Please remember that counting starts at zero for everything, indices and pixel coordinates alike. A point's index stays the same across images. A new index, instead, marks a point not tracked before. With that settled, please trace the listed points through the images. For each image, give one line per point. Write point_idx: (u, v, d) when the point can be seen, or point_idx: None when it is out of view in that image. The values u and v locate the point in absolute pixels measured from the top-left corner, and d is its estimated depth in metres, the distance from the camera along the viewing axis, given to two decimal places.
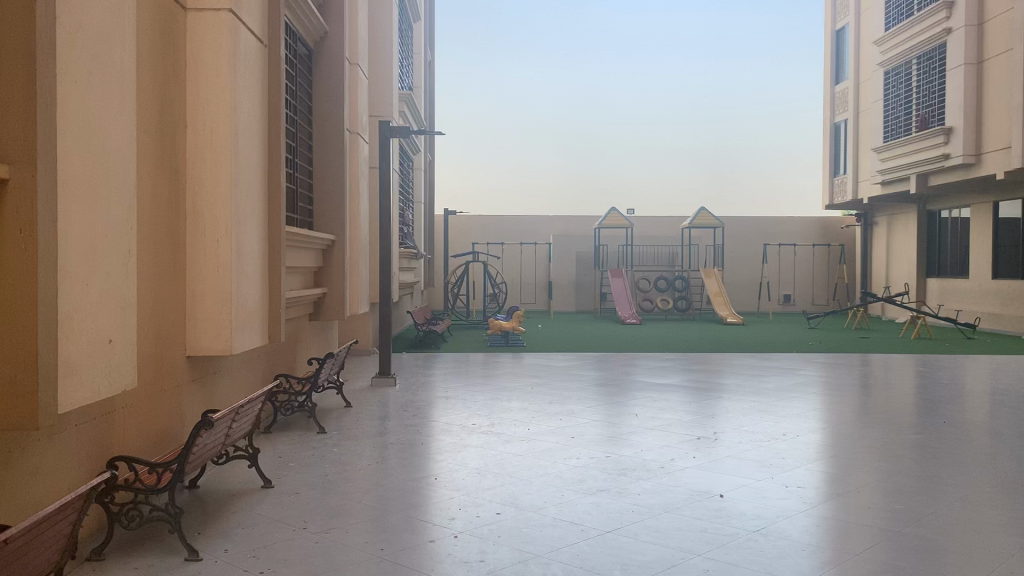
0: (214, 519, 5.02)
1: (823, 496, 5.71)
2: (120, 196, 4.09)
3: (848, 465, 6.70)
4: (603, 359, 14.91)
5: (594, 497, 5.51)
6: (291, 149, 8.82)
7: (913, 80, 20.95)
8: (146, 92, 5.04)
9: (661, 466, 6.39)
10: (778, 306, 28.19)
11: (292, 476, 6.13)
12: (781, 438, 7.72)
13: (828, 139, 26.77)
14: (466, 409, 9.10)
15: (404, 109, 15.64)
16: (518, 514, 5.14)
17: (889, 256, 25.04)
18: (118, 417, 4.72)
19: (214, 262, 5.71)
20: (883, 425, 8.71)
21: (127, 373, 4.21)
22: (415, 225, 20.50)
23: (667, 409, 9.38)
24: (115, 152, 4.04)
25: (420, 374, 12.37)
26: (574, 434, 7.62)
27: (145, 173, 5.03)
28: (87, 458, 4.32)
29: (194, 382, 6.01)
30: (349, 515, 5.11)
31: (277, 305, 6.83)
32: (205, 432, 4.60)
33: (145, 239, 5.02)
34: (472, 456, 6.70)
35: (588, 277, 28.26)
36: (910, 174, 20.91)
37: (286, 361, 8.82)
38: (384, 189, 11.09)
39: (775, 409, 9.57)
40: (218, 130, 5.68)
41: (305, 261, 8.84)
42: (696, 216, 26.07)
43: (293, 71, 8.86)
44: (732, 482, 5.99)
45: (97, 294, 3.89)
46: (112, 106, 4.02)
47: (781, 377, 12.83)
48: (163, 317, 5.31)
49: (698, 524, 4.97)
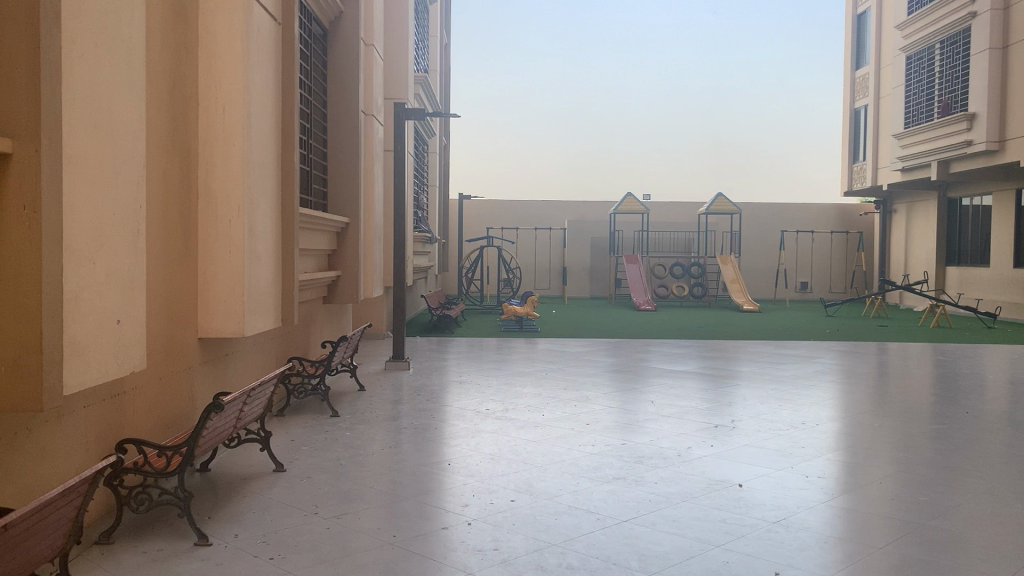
0: (225, 504, 4.96)
1: (844, 487, 5.59)
2: (128, 173, 4.00)
3: (868, 455, 6.57)
4: (618, 345, 14.81)
5: (610, 485, 5.42)
6: (304, 129, 8.69)
7: (936, 65, 20.62)
8: (156, 68, 4.94)
9: (677, 453, 6.29)
10: (795, 293, 27.97)
11: (304, 459, 6.07)
12: (800, 427, 7.59)
13: (847, 125, 26.42)
14: (480, 393, 9.02)
15: (419, 91, 15.49)
16: (533, 501, 5.04)
17: (909, 244, 24.74)
18: (128, 399, 4.66)
19: (226, 242, 5.63)
20: (904, 415, 8.57)
21: (136, 354, 4.14)
22: (429, 209, 20.39)
23: (682, 396, 9.27)
24: (124, 128, 3.95)
25: (433, 358, 12.33)
26: (589, 420, 7.53)
27: (157, 152, 4.96)
28: (96, 440, 4.26)
29: (206, 364, 5.94)
30: (360, 501, 5.03)
31: (291, 287, 6.75)
32: (215, 414, 4.52)
33: (156, 218, 4.94)
34: (485, 442, 6.62)
35: (603, 263, 28.11)
36: (932, 160, 20.61)
37: (299, 345, 8.75)
38: (399, 172, 10.97)
39: (793, 398, 9.43)
40: (231, 108, 5.57)
41: (320, 243, 8.77)
42: (713, 202, 25.83)
43: (307, 50, 8.75)
44: (751, 471, 5.87)
45: (105, 274, 3.81)
46: (121, 79, 3.92)
47: (798, 366, 12.69)
48: (174, 299, 5.25)
49: (717, 514, 4.86)
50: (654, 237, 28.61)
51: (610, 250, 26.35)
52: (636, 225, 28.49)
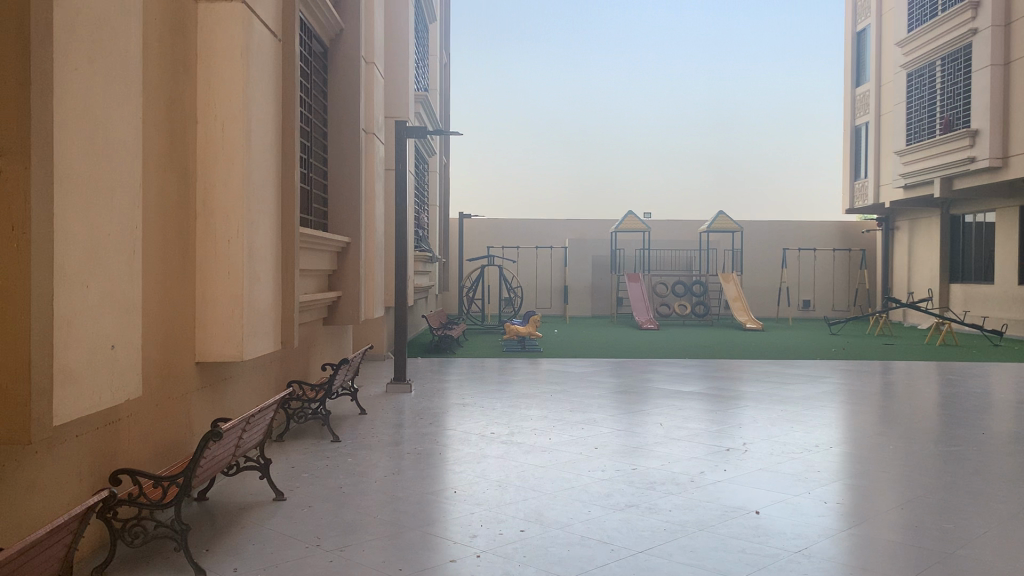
0: (223, 535, 4.77)
1: (864, 513, 5.41)
2: (124, 191, 3.84)
3: (886, 479, 6.38)
4: (621, 365, 14.62)
5: (622, 513, 5.23)
6: (304, 148, 8.54)
7: (937, 82, 20.57)
8: (154, 84, 4.79)
9: (690, 479, 6.10)
10: (797, 311, 27.81)
11: (305, 488, 5.88)
12: (813, 450, 7.41)
13: (848, 143, 26.37)
14: (484, 417, 8.84)
15: (419, 110, 15.40)
16: (544, 531, 4.85)
17: (911, 261, 24.62)
18: (123, 426, 4.49)
19: (226, 264, 5.47)
20: (917, 436, 8.39)
21: (132, 380, 3.96)
22: (430, 229, 20.28)
23: (691, 418, 9.08)
24: (120, 146, 3.80)
25: (434, 379, 12.14)
26: (597, 444, 7.34)
27: (155, 171, 4.81)
28: (89, 471, 4.09)
29: (204, 389, 5.77)
30: (364, 532, 4.84)
31: (291, 308, 6.58)
32: (214, 443, 4.34)
33: (153, 239, 4.78)
34: (491, 468, 6.44)
35: (604, 282, 27.94)
36: (934, 177, 20.51)
37: (299, 368, 8.58)
38: (401, 190, 10.83)
39: (802, 419, 9.25)
40: (231, 126, 5.44)
41: (320, 264, 8.61)
42: (715, 220, 25.69)
43: (308, 68, 8.63)
44: (767, 497, 5.70)
45: (99, 297, 3.64)
46: (116, 95, 3.77)
47: (806, 385, 12.50)
48: (171, 323, 5.08)
49: (735, 544, 4.68)
50: (655, 255, 28.48)
51: (611, 269, 26.21)
52: (637, 243, 28.37)
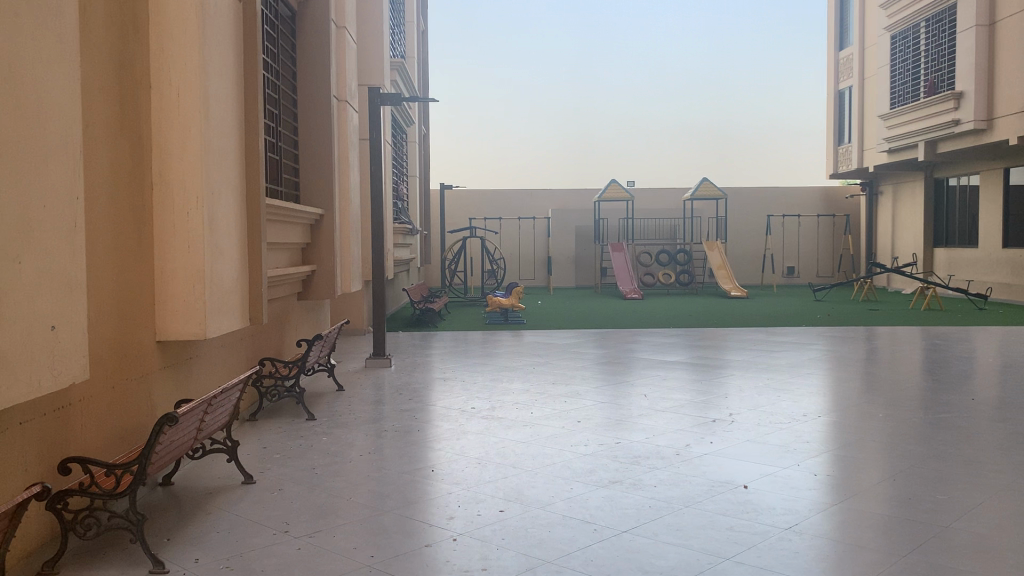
0: (187, 523, 4.54)
1: (856, 485, 5.23)
2: (60, 158, 3.54)
3: (875, 449, 6.22)
4: (604, 336, 14.42)
5: (606, 489, 5.04)
6: (271, 115, 8.20)
7: (922, 44, 20.32)
8: (98, 46, 4.48)
9: (675, 452, 5.90)
10: (782, 278, 27.72)
11: (276, 470, 5.64)
12: (801, 420, 7.23)
13: (832, 108, 26.14)
14: (465, 391, 8.61)
15: (396, 78, 15.03)
16: (524, 511, 4.64)
17: (895, 226, 24.51)
18: (75, 412, 4.23)
19: (185, 238, 5.17)
20: (906, 404, 8.24)
21: (78, 362, 3.69)
22: (410, 201, 19.95)
23: (675, 388, 8.88)
24: (54, 108, 3.49)
25: (415, 354, 11.91)
26: (580, 417, 7.14)
27: (102, 140, 4.52)
28: (36, 460, 3.85)
29: (167, 369, 5.51)
30: (338, 516, 4.61)
31: (260, 283, 6.31)
32: (170, 429, 4.08)
33: (101, 213, 4.50)
34: (471, 445, 6.22)
35: (587, 252, 27.72)
36: (918, 141, 20.32)
37: (273, 345, 8.31)
38: (375, 160, 10.51)
39: (789, 387, 9.09)
40: (186, 90, 5.12)
41: (292, 237, 8.30)
42: (699, 187, 25.43)
43: (274, 32, 8.26)
44: (756, 470, 5.51)
45: (34, 275, 3.36)
46: (49, 56, 3.46)
47: (791, 353, 12.35)
48: (126, 300, 4.81)
49: (723, 521, 4.49)
50: (639, 224, 28.26)
51: (595, 239, 25.97)
52: (621, 212, 28.16)
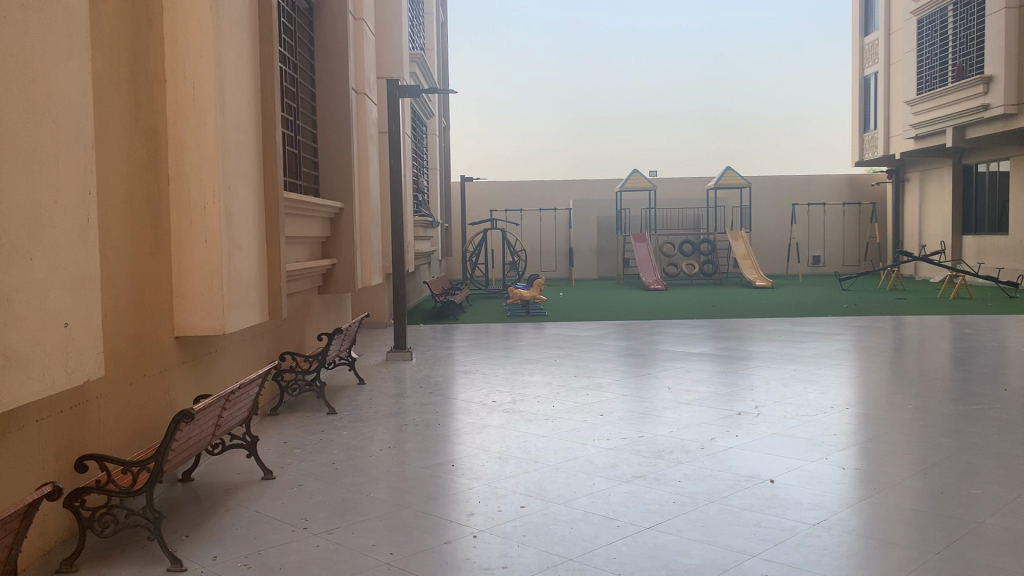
0: (206, 519, 4.51)
1: (886, 480, 5.09)
2: (71, 152, 3.49)
3: (904, 441, 6.08)
4: (627, 327, 14.30)
5: (629, 484, 4.95)
6: (289, 108, 8.14)
7: (949, 28, 19.94)
8: (111, 40, 4.44)
9: (700, 446, 5.80)
10: (807, 268, 27.40)
11: (297, 465, 5.60)
12: (829, 412, 7.09)
13: (857, 94, 25.76)
14: (487, 384, 8.54)
15: (415, 70, 14.95)
16: (545, 507, 4.56)
17: (922, 213, 24.14)
18: (93, 408, 4.21)
19: (202, 233, 5.13)
20: (936, 394, 8.06)
21: (93, 359, 3.65)
22: (431, 193, 19.89)
23: (700, 381, 8.76)
24: (64, 102, 3.44)
25: (437, 346, 11.87)
26: (603, 410, 7.05)
27: (116, 135, 4.49)
28: (54, 457, 3.83)
29: (186, 365, 5.49)
30: (358, 512, 4.56)
31: (279, 277, 6.27)
32: (186, 425, 4.04)
33: (116, 209, 4.47)
34: (492, 439, 6.15)
35: (609, 243, 27.55)
36: (946, 126, 19.96)
37: (293, 339, 8.28)
38: (395, 151, 10.44)
39: (816, 379, 8.93)
40: (201, 84, 5.06)
41: (311, 231, 8.26)
42: (722, 176, 25.15)
43: (291, 25, 8.22)
44: (783, 464, 5.39)
45: (45, 273, 3.32)
46: (59, 50, 3.42)
47: (817, 343, 12.17)
48: (143, 296, 4.78)
49: (750, 517, 4.39)
50: (662, 215, 28.04)
51: (617, 230, 25.80)
52: (643, 202, 27.95)
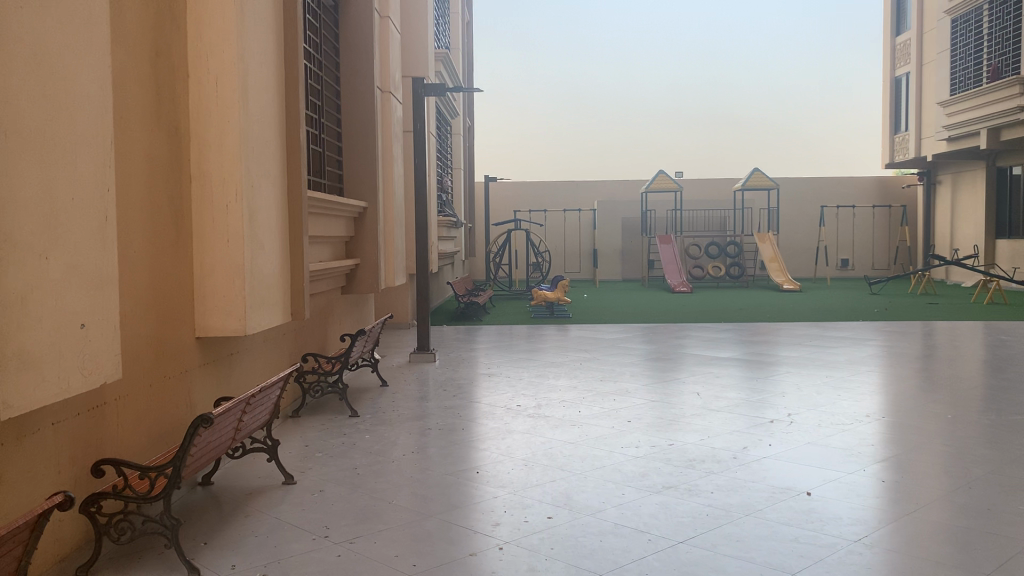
0: (225, 526, 4.40)
1: (929, 494, 4.89)
2: (90, 148, 3.39)
3: (945, 453, 5.86)
4: (653, 330, 14.12)
5: (660, 495, 4.79)
6: (314, 106, 8.05)
7: (985, 28, 19.57)
8: (132, 35, 4.34)
9: (733, 456, 5.62)
10: (836, 271, 27.04)
11: (318, 470, 5.48)
12: (864, 420, 6.88)
13: (888, 95, 25.37)
14: (511, 388, 8.39)
15: (440, 69, 14.84)
16: (573, 519, 4.41)
17: (954, 216, 23.72)
18: (111, 411, 4.10)
19: (224, 232, 5.03)
20: (974, 403, 7.81)
21: (110, 361, 3.54)
22: (454, 193, 19.80)
23: (729, 386, 8.57)
24: (83, 97, 3.34)
25: (461, 348, 11.75)
26: (630, 417, 6.88)
27: (137, 132, 4.39)
28: (69, 462, 3.72)
29: (207, 366, 5.39)
30: (379, 520, 4.43)
31: (301, 278, 6.16)
32: (205, 430, 3.92)
33: (136, 206, 4.37)
34: (518, 445, 6.00)
35: (634, 244, 27.34)
36: (980, 128, 19.57)
37: (315, 340, 8.18)
38: (420, 151, 10.32)
39: (849, 386, 8.71)
40: (224, 80, 4.96)
41: (335, 231, 8.17)
42: (749, 178, 24.84)
43: (317, 23, 8.13)
44: (819, 476, 5.20)
45: (61, 270, 3.21)
46: (77, 42, 3.31)
47: (848, 349, 11.92)
48: (163, 296, 4.68)
49: (787, 531, 4.22)
50: (687, 216, 27.79)
51: (642, 231, 25.58)
52: (668, 204, 27.72)
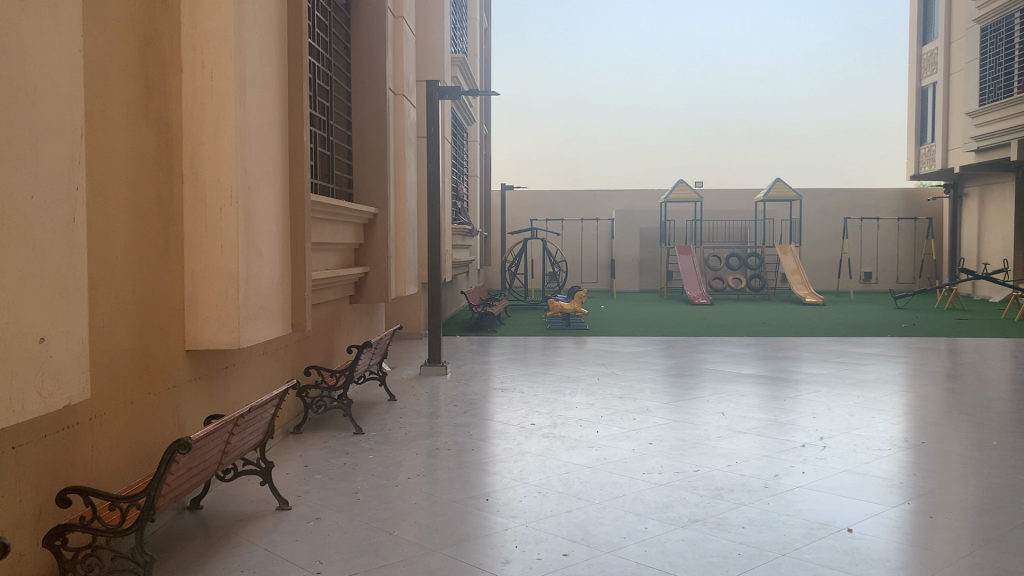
0: (208, 559, 4.01)
1: (985, 533, 4.40)
2: (56, 142, 3.04)
3: (990, 484, 5.39)
4: (672, 344, 13.68)
5: (686, 530, 4.37)
6: (322, 105, 7.69)
7: (1016, 37, 19.00)
8: (115, 22, 3.99)
9: (764, 485, 5.19)
10: (859, 284, 26.49)
11: (316, 494, 5.10)
12: (901, 446, 6.43)
13: (914, 105, 24.80)
14: (524, 404, 8.00)
15: (457, 73, 14.48)
16: (591, 556, 4.01)
17: (983, 230, 23.12)
18: (84, 431, 3.75)
19: (218, 237, 4.68)
20: (1014, 427, 7.32)
21: (75, 379, 3.17)
22: (470, 201, 19.44)
23: (752, 405, 8.14)
24: (48, 84, 2.99)
25: (474, 360, 11.38)
26: (652, 439, 6.45)
27: (121, 127, 4.05)
28: (32, 487, 3.35)
29: (198, 381, 5.03)
30: (379, 555, 4.04)
31: (303, 287, 5.80)
32: (182, 456, 3.53)
33: (118, 207, 4.01)
34: (531, 468, 5.60)
35: (652, 255, 26.91)
36: (1010, 140, 18.94)
37: (319, 351, 7.79)
38: (433, 154, 9.95)
39: (881, 407, 8.23)
40: (221, 74, 4.62)
41: (342, 238, 7.79)
42: (771, 188, 24.33)
43: (326, 19, 7.77)
44: (859, 510, 4.76)
45: (18, 276, 2.85)
46: (41, 22, 2.95)
47: (875, 366, 11.43)
48: (148, 303, 4.32)
49: None
50: (707, 227, 27.36)
51: (661, 242, 25.17)
52: (688, 214, 27.27)
